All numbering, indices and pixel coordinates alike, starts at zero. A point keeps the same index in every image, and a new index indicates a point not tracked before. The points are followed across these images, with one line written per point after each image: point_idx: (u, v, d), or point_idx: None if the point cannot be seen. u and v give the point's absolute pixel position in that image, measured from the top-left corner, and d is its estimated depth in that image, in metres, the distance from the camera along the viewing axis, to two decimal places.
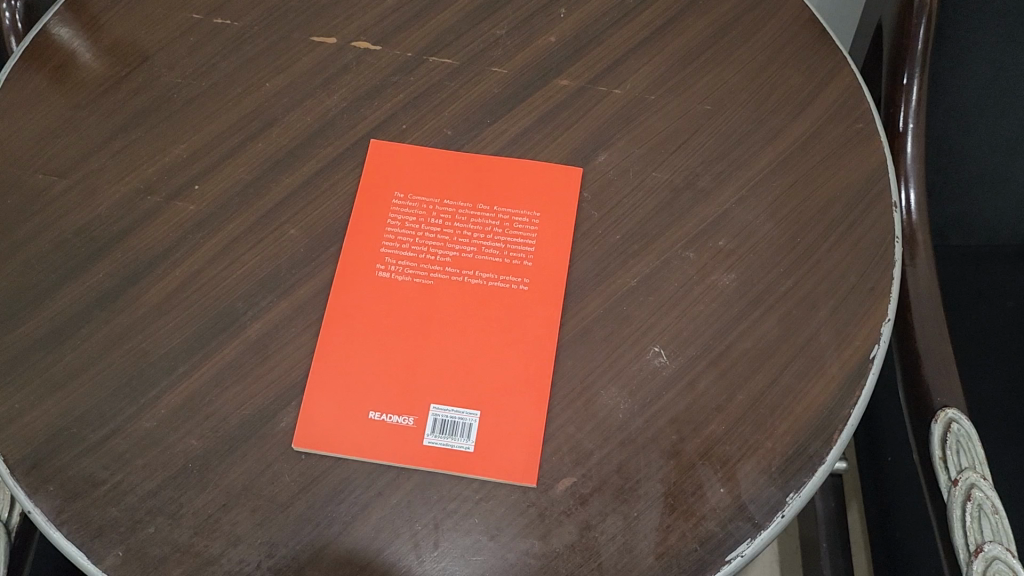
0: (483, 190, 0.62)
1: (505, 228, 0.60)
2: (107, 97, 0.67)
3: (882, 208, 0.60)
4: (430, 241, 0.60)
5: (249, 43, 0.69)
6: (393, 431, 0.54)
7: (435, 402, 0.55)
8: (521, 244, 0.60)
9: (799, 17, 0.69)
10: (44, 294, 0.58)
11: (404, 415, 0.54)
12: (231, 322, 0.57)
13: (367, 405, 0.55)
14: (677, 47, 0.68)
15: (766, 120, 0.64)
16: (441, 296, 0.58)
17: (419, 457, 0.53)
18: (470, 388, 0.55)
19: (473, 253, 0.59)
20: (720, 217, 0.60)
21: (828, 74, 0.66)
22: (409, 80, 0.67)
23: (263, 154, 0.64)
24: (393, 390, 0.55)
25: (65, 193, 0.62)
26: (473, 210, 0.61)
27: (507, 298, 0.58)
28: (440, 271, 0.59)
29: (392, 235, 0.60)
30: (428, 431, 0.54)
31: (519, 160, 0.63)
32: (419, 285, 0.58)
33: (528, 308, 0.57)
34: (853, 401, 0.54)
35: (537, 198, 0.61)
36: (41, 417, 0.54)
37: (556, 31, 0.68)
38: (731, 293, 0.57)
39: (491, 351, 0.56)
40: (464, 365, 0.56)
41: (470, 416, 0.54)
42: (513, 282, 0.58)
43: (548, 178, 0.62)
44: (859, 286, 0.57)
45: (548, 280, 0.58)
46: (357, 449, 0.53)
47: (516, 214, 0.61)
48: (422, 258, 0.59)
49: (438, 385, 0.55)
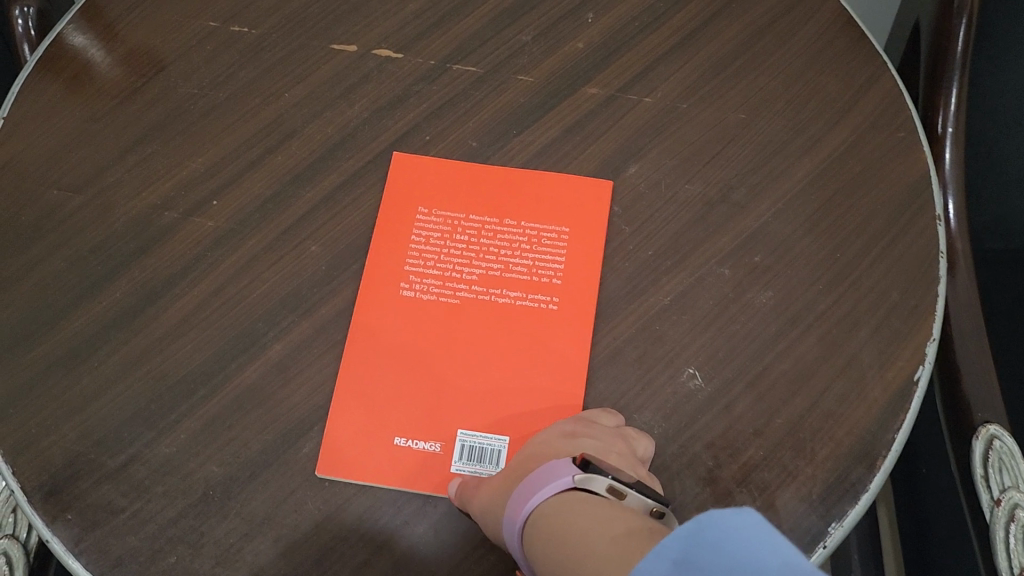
0: (509, 204, 0.60)
1: (533, 244, 0.58)
2: (123, 108, 0.65)
3: (926, 220, 0.58)
4: (456, 258, 0.58)
5: (267, 52, 0.67)
6: (419, 457, 0.52)
7: (462, 427, 0.53)
8: (549, 261, 0.57)
9: (837, 20, 0.66)
10: (61, 314, 0.57)
11: (431, 440, 0.53)
12: (252, 342, 0.56)
13: (392, 429, 0.53)
14: (709, 52, 0.65)
15: (803, 129, 0.61)
16: (467, 316, 0.56)
17: (447, 486, 0.51)
18: (499, 412, 0.53)
19: (500, 271, 0.57)
20: (756, 231, 0.58)
21: (868, 80, 0.63)
22: (432, 89, 0.65)
23: (283, 167, 0.62)
24: (418, 415, 0.53)
25: (81, 209, 0.61)
26: (500, 226, 0.59)
27: (536, 317, 0.56)
28: (466, 290, 0.57)
29: (416, 252, 0.58)
30: (456, 458, 0.52)
31: (548, 173, 0.61)
32: (445, 304, 0.56)
33: (558, 329, 0.55)
34: (898, 425, 0.51)
35: (566, 213, 0.59)
36: (60, 442, 0.53)
37: (584, 38, 0.66)
38: (769, 312, 0.55)
39: (520, 373, 0.54)
40: (493, 389, 0.54)
41: (498, 442, 0.53)
42: (541, 301, 0.56)
43: (577, 191, 0.60)
44: (902, 304, 0.55)
45: (578, 300, 0.56)
46: (383, 477, 0.52)
47: (544, 229, 0.59)
48: (447, 276, 0.57)
49: (466, 409, 0.53)
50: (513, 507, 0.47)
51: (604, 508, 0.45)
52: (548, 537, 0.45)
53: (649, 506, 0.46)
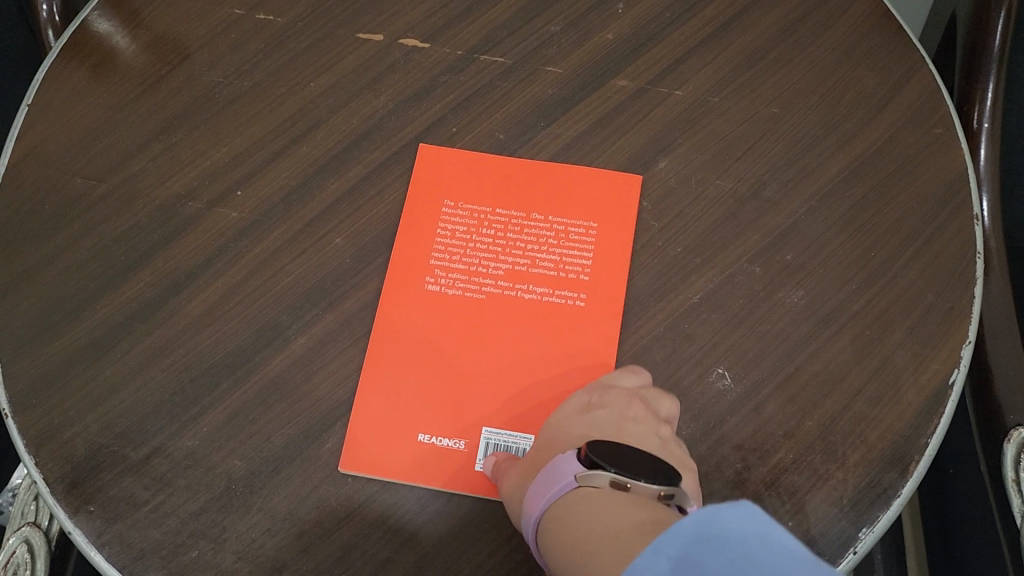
0: (536, 198, 0.59)
1: (560, 239, 0.57)
2: (147, 96, 0.65)
3: (963, 220, 0.56)
4: (482, 252, 0.57)
5: (292, 40, 0.67)
6: (443, 455, 0.51)
7: (487, 425, 0.52)
8: (577, 256, 0.56)
9: (873, 12, 0.65)
10: (84, 304, 0.57)
11: (455, 437, 0.52)
12: (275, 335, 0.55)
13: (415, 426, 0.52)
14: (742, 45, 0.64)
15: (838, 125, 0.60)
16: (493, 311, 0.55)
17: (471, 484, 0.51)
18: (524, 410, 0.53)
19: (527, 266, 0.56)
20: (788, 228, 0.57)
21: (905, 74, 0.62)
22: (459, 80, 0.64)
23: (307, 158, 0.61)
24: (442, 411, 0.53)
25: (104, 198, 0.60)
26: (527, 220, 0.58)
27: (563, 314, 0.55)
28: (493, 285, 0.56)
29: (441, 246, 0.57)
30: (480, 456, 0.51)
31: (576, 167, 0.60)
32: (471, 300, 0.56)
33: (586, 326, 0.54)
34: (932, 430, 0.50)
35: (595, 208, 0.58)
36: (82, 434, 0.53)
37: (614, 29, 0.65)
38: (801, 312, 0.54)
39: (546, 371, 0.54)
40: (518, 387, 0.53)
41: (523, 441, 0.52)
42: (568, 297, 0.55)
43: (606, 186, 0.59)
44: (938, 305, 0.54)
45: (606, 297, 0.55)
46: (406, 474, 0.51)
47: (572, 224, 0.58)
48: (473, 270, 0.56)
49: (491, 407, 0.53)
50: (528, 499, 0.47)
51: (620, 505, 0.44)
52: (564, 540, 0.44)
53: (658, 490, 0.45)
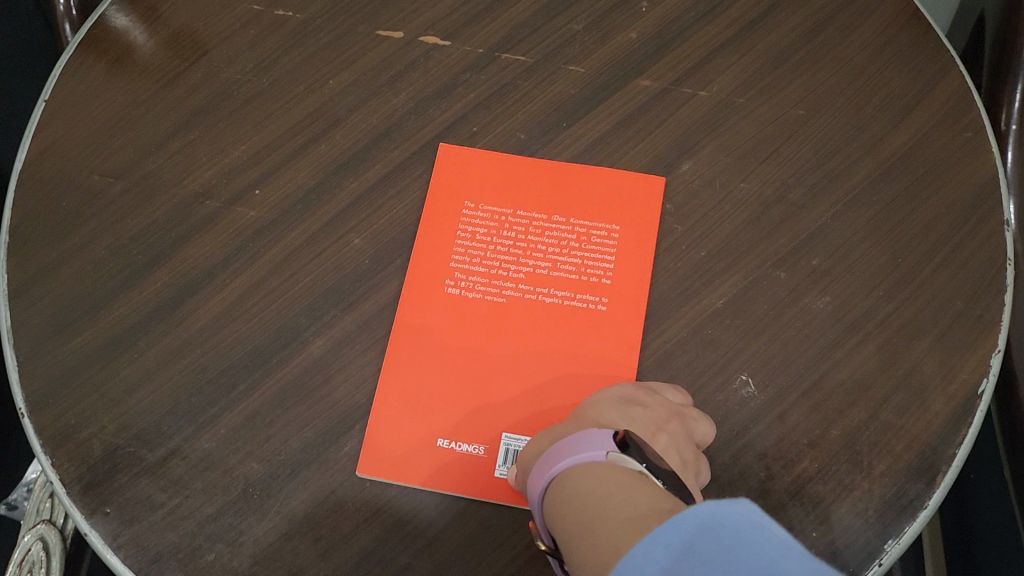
0: (558, 201, 0.58)
1: (582, 242, 0.56)
2: (165, 93, 0.64)
3: (993, 226, 0.55)
4: (502, 255, 0.56)
5: (312, 37, 0.66)
6: (462, 461, 0.51)
7: (507, 432, 0.52)
8: (598, 260, 0.56)
9: (903, 12, 0.64)
10: (101, 303, 0.56)
11: (474, 443, 0.51)
12: (293, 337, 0.54)
13: (434, 431, 0.52)
14: (769, 44, 0.63)
15: (866, 127, 0.59)
16: (514, 315, 0.54)
17: (490, 490, 0.50)
18: (545, 416, 0.52)
19: (548, 270, 0.55)
20: (814, 233, 0.56)
21: (935, 77, 0.61)
22: (481, 78, 0.63)
23: (326, 157, 0.61)
24: (462, 417, 0.52)
25: (121, 195, 0.60)
26: (548, 222, 0.57)
27: (584, 318, 0.54)
28: (513, 289, 0.55)
29: (461, 248, 0.57)
30: (500, 462, 0.51)
31: (598, 168, 0.59)
32: (491, 304, 0.55)
33: (608, 332, 0.53)
34: (959, 441, 0.49)
35: (618, 212, 0.57)
36: (99, 435, 0.52)
37: (638, 27, 0.64)
38: (827, 318, 0.53)
39: (567, 375, 0.53)
40: (539, 392, 0.52)
41: None
42: (590, 301, 0.54)
43: (628, 188, 0.58)
44: (966, 314, 0.53)
45: (628, 302, 0.54)
46: (425, 479, 0.50)
47: (594, 226, 0.57)
48: (493, 273, 0.56)
49: (511, 412, 0.52)
50: (537, 469, 0.46)
51: (631, 483, 0.42)
52: (560, 507, 0.43)
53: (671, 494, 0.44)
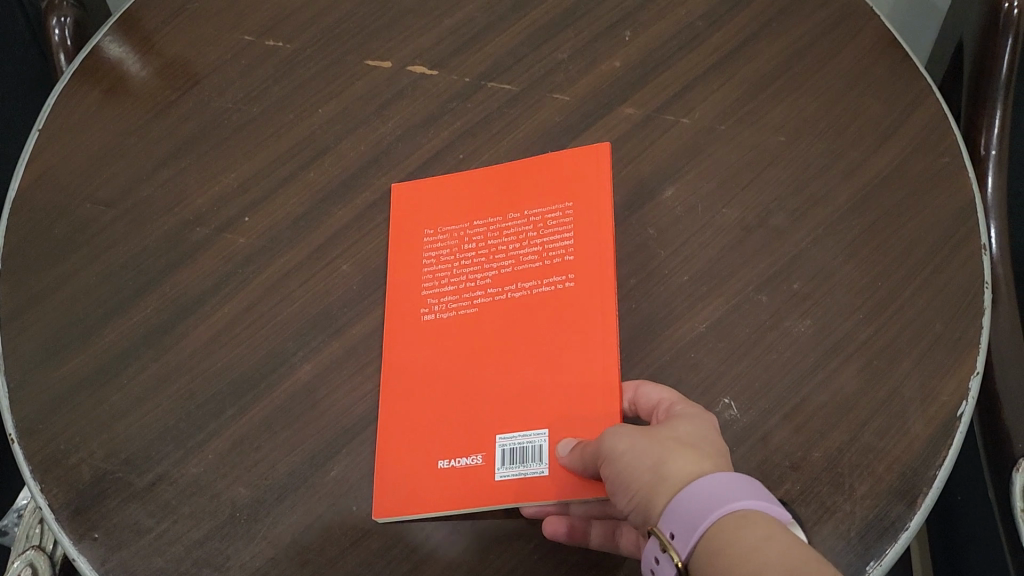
0: (510, 199, 0.59)
1: (539, 230, 0.57)
2: (157, 122, 0.66)
3: (972, 249, 0.56)
4: (467, 267, 0.57)
5: (301, 66, 0.68)
6: (464, 475, 0.50)
7: (499, 433, 0.51)
8: (558, 241, 0.56)
9: (881, 40, 0.65)
10: (92, 329, 0.57)
11: (472, 454, 0.51)
12: (281, 362, 0.55)
13: (432, 455, 0.51)
14: (749, 72, 0.64)
15: (845, 153, 0.60)
16: (485, 318, 0.55)
17: (496, 494, 0.49)
18: (533, 406, 0.51)
19: (513, 266, 0.56)
20: (795, 258, 0.56)
21: (912, 103, 0.62)
22: (466, 107, 0.64)
23: (315, 184, 0.62)
24: (453, 434, 0.52)
25: (113, 223, 0.62)
26: (505, 222, 0.58)
27: (554, 300, 0.54)
28: (483, 295, 0.56)
29: (428, 273, 0.57)
30: (499, 464, 0.50)
31: (538, 156, 0.61)
32: (463, 315, 0.55)
33: (578, 304, 0.54)
34: (939, 462, 0.49)
35: (567, 190, 0.58)
36: (88, 459, 0.53)
37: (621, 56, 0.66)
38: (807, 341, 0.53)
39: (548, 358, 0.53)
40: (527, 383, 0.52)
41: (538, 437, 0.50)
42: (557, 282, 0.55)
43: (572, 163, 0.60)
44: (944, 336, 0.53)
45: (592, 268, 0.55)
46: (437, 503, 0.49)
47: (548, 213, 0.58)
48: (461, 286, 0.56)
49: (498, 413, 0.52)
50: (695, 496, 0.40)
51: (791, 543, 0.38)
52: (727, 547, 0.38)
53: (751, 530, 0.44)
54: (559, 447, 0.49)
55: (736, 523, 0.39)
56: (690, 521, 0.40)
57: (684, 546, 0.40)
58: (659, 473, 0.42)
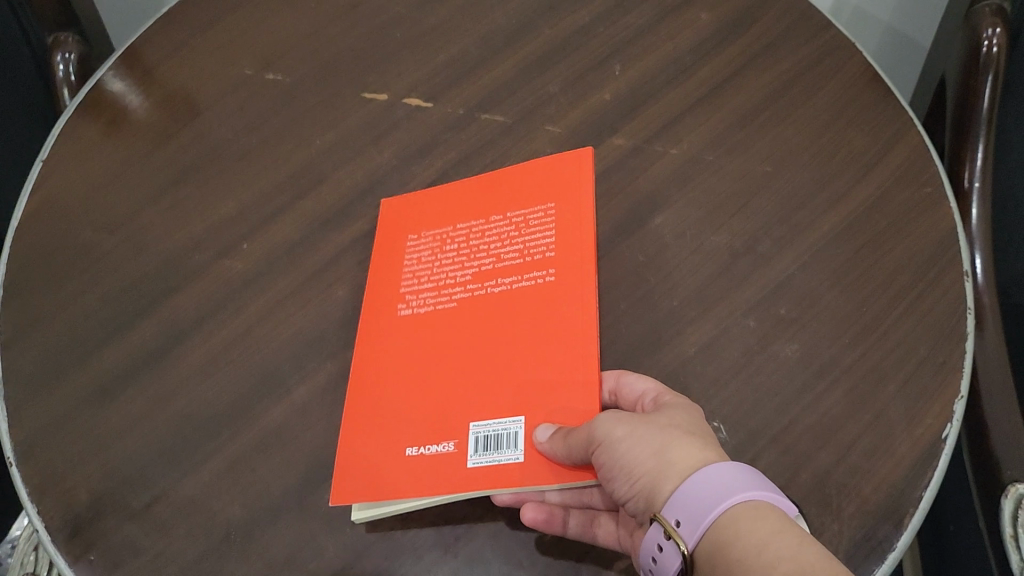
0: (494, 202, 0.61)
1: (521, 229, 0.59)
2: (158, 152, 0.68)
3: (954, 276, 0.57)
4: (449, 267, 0.59)
5: (299, 98, 0.70)
6: (434, 461, 0.51)
7: (472, 421, 0.52)
8: (538, 239, 0.58)
9: (863, 75, 0.67)
10: (92, 351, 0.58)
11: (444, 442, 0.52)
12: (276, 385, 0.56)
13: (403, 442, 0.53)
14: (735, 105, 0.66)
15: (829, 182, 0.62)
16: (465, 312, 0.57)
17: (466, 479, 0.50)
18: (509, 394, 0.53)
19: (493, 263, 0.58)
20: (782, 283, 0.57)
21: (893, 136, 0.64)
22: (461, 137, 0.66)
23: (312, 212, 0.63)
24: (426, 423, 0.53)
25: (114, 249, 0.63)
26: (487, 223, 0.60)
27: (533, 293, 0.56)
28: (463, 292, 0.58)
29: (410, 273, 0.60)
30: (472, 451, 0.51)
31: (524, 163, 0.63)
32: (443, 310, 0.57)
33: (558, 297, 0.55)
34: (925, 483, 0.49)
35: (550, 193, 0.61)
36: (86, 480, 0.53)
37: (611, 89, 0.68)
38: (795, 364, 0.54)
39: (524, 348, 0.54)
40: (502, 372, 0.54)
41: (513, 425, 0.51)
42: (536, 277, 0.57)
43: (556, 169, 0.62)
44: (929, 360, 0.53)
45: (571, 263, 0.56)
46: (403, 487, 0.50)
47: (530, 213, 0.60)
48: (442, 285, 0.59)
49: (472, 401, 0.53)
50: (710, 488, 0.42)
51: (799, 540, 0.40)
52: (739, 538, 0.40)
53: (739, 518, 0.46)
54: (536, 433, 0.50)
55: (750, 514, 0.41)
56: (701, 509, 0.42)
57: (690, 533, 0.42)
58: (664, 459, 0.44)
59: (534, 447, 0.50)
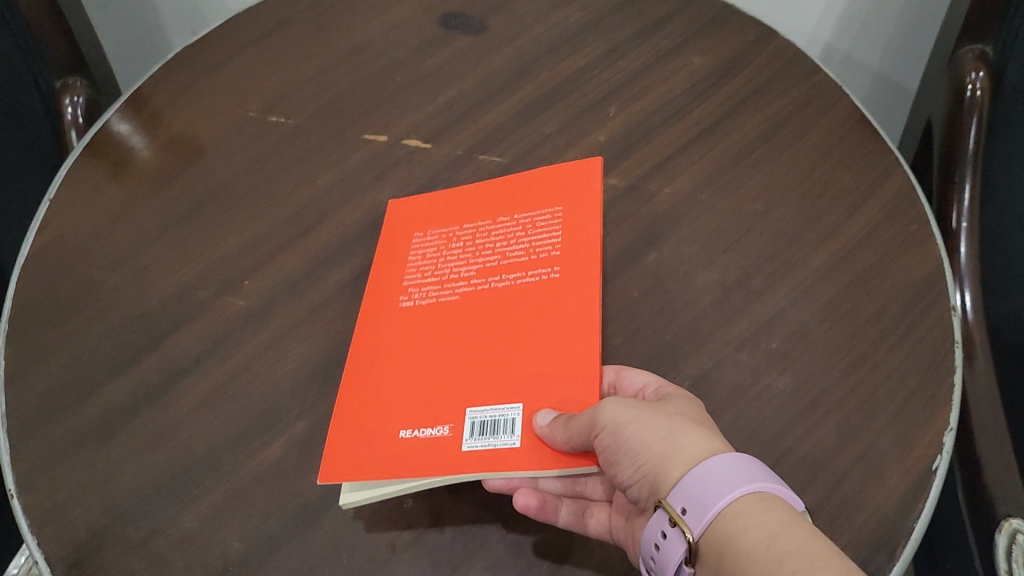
0: (500, 206, 0.65)
1: (528, 230, 0.62)
2: (163, 192, 0.70)
3: (941, 310, 0.58)
4: (454, 262, 0.62)
5: (302, 139, 0.72)
6: (427, 441, 0.53)
7: (469, 406, 0.54)
8: (544, 240, 0.61)
9: (850, 116, 0.69)
10: (94, 386, 0.59)
11: (438, 426, 0.54)
12: (276, 418, 0.56)
13: (398, 425, 0.54)
14: (726, 145, 0.68)
15: (818, 220, 0.63)
16: (468, 302, 0.59)
17: (458, 458, 0.51)
18: (508, 381, 0.55)
19: (499, 260, 0.61)
20: (773, 317, 0.59)
21: (879, 176, 0.65)
22: (459, 177, 0.68)
23: (312, 250, 0.65)
24: (422, 408, 0.55)
25: (119, 285, 0.64)
26: (494, 224, 0.64)
27: (536, 287, 0.59)
28: (466, 285, 0.61)
29: (414, 268, 0.63)
30: (467, 435, 0.53)
31: (533, 171, 0.66)
32: (446, 302, 0.60)
33: (562, 291, 0.58)
34: (917, 513, 0.49)
35: (558, 197, 0.64)
36: (86, 515, 0.53)
37: (606, 130, 0.70)
38: (787, 397, 0.55)
39: (525, 341, 0.56)
40: (502, 359, 0.56)
41: (510, 411, 0.53)
42: (541, 273, 0.60)
43: (564, 178, 0.65)
44: (919, 392, 0.54)
45: (574, 262, 0.59)
46: (394, 469, 0.52)
47: (537, 215, 0.63)
48: (445, 279, 0.62)
49: (470, 388, 0.55)
50: (718, 476, 0.43)
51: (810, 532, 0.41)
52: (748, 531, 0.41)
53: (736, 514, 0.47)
54: (537, 418, 0.52)
55: (758, 506, 0.42)
56: (708, 498, 0.42)
57: (695, 522, 0.42)
58: (669, 446, 0.45)
59: (531, 432, 0.52)
